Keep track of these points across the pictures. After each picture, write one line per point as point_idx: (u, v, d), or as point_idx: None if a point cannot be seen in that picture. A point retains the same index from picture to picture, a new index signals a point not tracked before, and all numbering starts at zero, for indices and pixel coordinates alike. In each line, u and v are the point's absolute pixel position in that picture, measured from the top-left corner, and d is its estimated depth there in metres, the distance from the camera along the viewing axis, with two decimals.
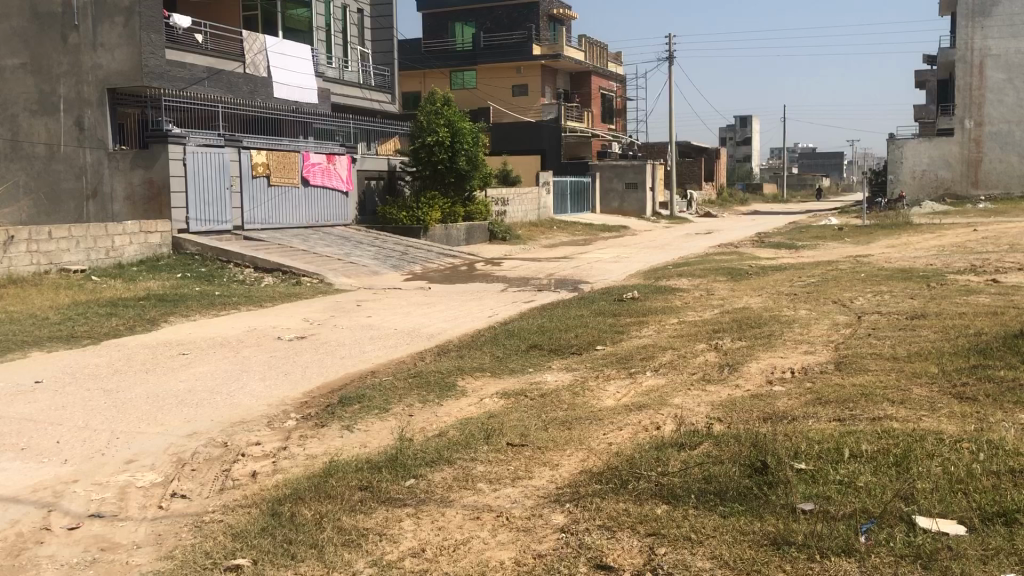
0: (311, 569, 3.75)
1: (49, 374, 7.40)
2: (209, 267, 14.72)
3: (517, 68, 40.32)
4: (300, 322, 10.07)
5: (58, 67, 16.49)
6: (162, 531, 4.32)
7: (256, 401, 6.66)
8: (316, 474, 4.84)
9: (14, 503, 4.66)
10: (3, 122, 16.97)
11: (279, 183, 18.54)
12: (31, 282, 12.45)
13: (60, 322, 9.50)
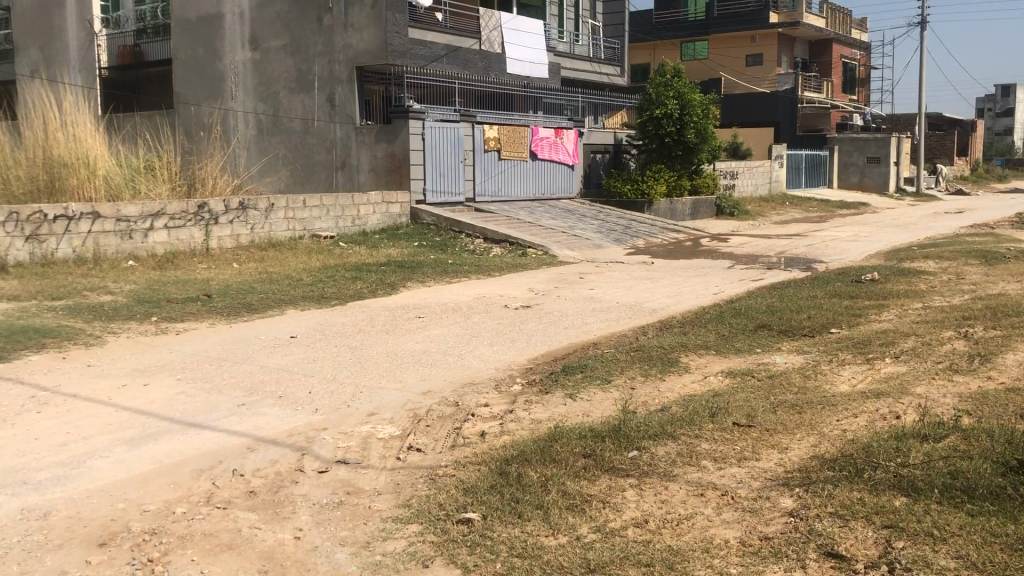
0: (537, 529, 3.87)
1: (301, 329, 8.11)
2: (443, 237, 15.44)
3: (752, 37, 38.76)
4: (525, 293, 10.34)
5: (313, 48, 17.77)
6: (400, 481, 4.63)
7: (484, 365, 6.94)
8: (542, 438, 4.98)
9: (273, 444, 5.16)
10: (266, 99, 18.66)
11: (509, 157, 19.06)
12: (287, 246, 13.64)
13: (312, 283, 10.32)
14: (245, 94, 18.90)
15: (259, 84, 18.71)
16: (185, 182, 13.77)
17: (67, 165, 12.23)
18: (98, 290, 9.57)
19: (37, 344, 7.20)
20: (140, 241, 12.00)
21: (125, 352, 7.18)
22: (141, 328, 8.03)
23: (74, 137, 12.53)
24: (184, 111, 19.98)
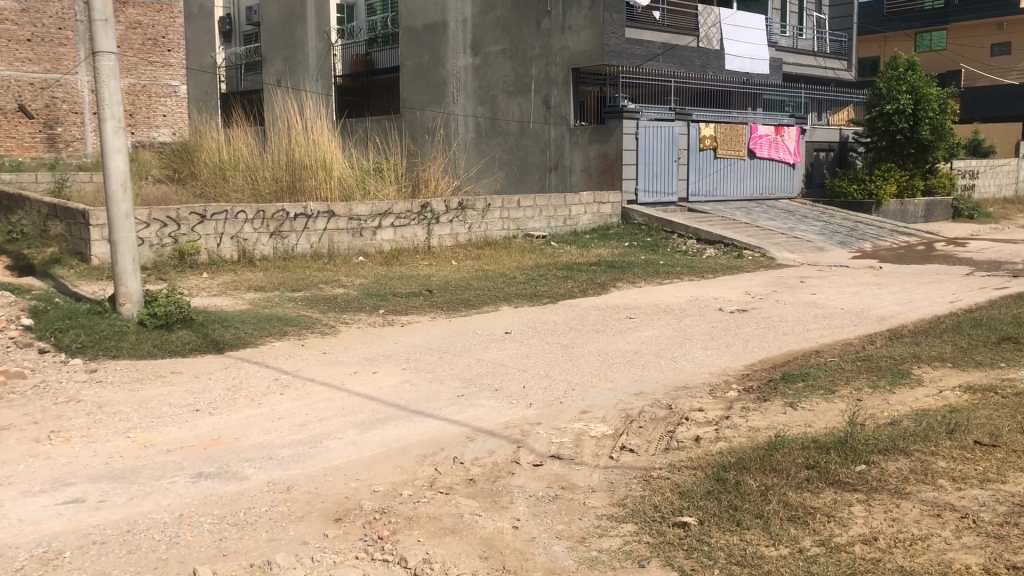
0: (757, 538, 3.77)
1: (515, 326, 8.32)
2: (655, 237, 15.35)
3: (999, 25, 35.75)
4: (740, 296, 10.08)
5: (531, 51, 18.15)
6: (614, 479, 4.65)
7: (699, 369, 6.83)
8: (761, 446, 4.83)
9: (491, 435, 5.32)
10: (485, 102, 19.33)
11: (725, 156, 18.62)
12: (502, 245, 14.05)
13: (525, 282, 10.56)
14: (467, 98, 19.68)
15: (479, 88, 19.40)
16: (410, 183, 14.48)
17: (306, 167, 13.24)
18: (332, 283, 10.28)
19: (280, 331, 7.84)
20: (369, 238, 12.77)
21: (355, 342, 7.67)
22: (370, 319, 8.55)
23: (313, 141, 13.53)
24: (410, 115, 21.10)
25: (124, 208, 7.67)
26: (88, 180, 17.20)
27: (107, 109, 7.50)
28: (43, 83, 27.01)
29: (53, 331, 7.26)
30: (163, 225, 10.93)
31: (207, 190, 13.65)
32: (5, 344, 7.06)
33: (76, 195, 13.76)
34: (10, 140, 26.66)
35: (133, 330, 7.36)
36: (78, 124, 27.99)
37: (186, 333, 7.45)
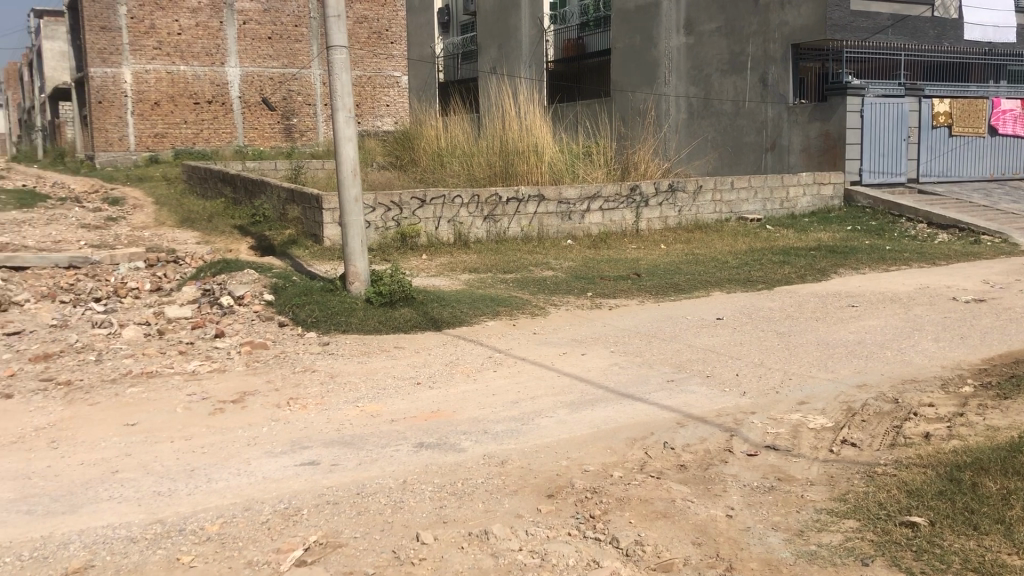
0: (997, 545, 3.49)
1: (727, 312, 8.13)
2: (880, 220, 14.64)
3: None
4: (978, 285, 9.31)
5: (748, 28, 17.52)
6: (834, 474, 4.46)
7: (930, 362, 6.38)
8: (1003, 447, 4.45)
9: (703, 422, 5.24)
10: (698, 82, 18.94)
11: (962, 134, 17.22)
12: (714, 228, 13.76)
13: (739, 267, 10.28)
14: (679, 79, 19.36)
15: (692, 68, 19.02)
16: (620, 166, 14.46)
17: (519, 153, 13.54)
18: (542, 266, 10.48)
19: (493, 311, 8.10)
20: (579, 221, 12.89)
21: (565, 323, 7.79)
22: (578, 302, 8.65)
23: (526, 126, 13.81)
24: (621, 98, 21.03)
25: (353, 193, 8.17)
26: (321, 167, 18.50)
27: (339, 100, 7.99)
28: (281, 78, 29.22)
29: (291, 306, 7.88)
30: (387, 209, 11.57)
31: (426, 175, 14.32)
32: (251, 318, 7.77)
33: (310, 181, 14.83)
34: (253, 132, 29.12)
35: (360, 307, 7.84)
36: (311, 115, 30.10)
37: (407, 310, 7.83)
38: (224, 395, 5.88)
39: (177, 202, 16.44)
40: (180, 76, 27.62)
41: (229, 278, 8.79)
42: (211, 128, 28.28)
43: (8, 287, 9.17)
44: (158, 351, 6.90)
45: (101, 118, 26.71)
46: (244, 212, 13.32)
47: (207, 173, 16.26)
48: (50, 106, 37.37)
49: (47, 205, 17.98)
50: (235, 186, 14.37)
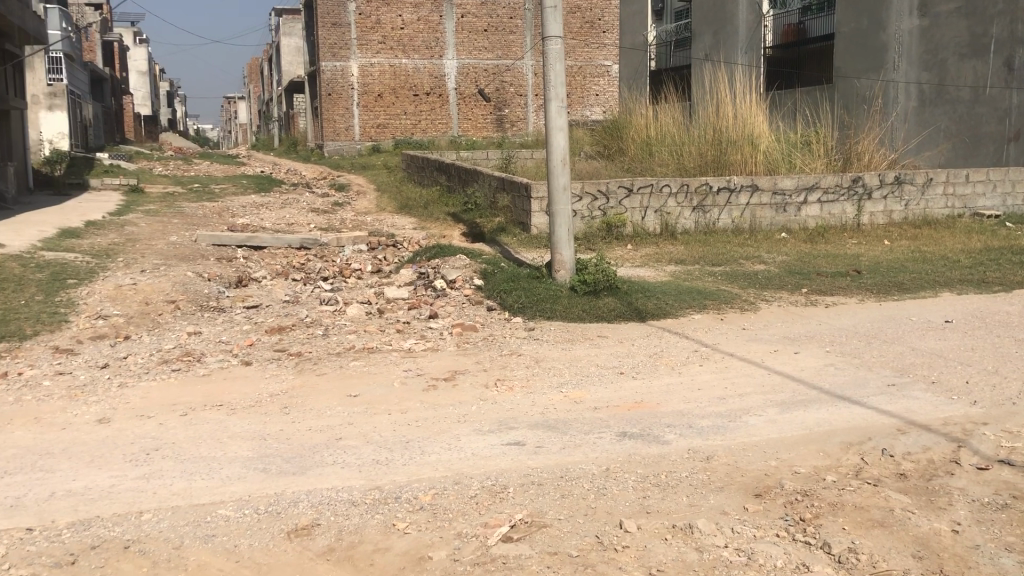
0: None
1: (958, 314, 7.57)
2: None
3: None
4: None
5: (992, 8, 16.32)
6: None
7: None
8: None
9: (927, 431, 4.92)
10: (931, 67, 17.70)
11: None
12: (944, 225, 12.78)
13: (971, 267, 9.52)
14: (909, 65, 18.13)
15: (925, 52, 17.77)
16: (841, 156, 13.73)
17: (731, 142, 13.19)
18: (753, 259, 10.18)
19: (700, 304, 7.97)
20: (794, 213, 12.39)
21: (776, 320, 7.54)
22: (791, 298, 8.32)
23: (740, 114, 13.43)
24: (843, 84, 19.86)
25: (562, 181, 8.27)
26: (531, 156, 18.87)
27: (552, 90, 8.10)
28: (495, 70, 29.97)
29: (500, 292, 8.11)
30: (594, 198, 11.68)
31: (634, 165, 14.31)
32: (462, 301, 8.08)
33: (520, 170, 15.18)
34: (467, 122, 30.10)
35: (565, 295, 7.95)
36: (522, 106, 30.52)
37: (612, 300, 7.85)
38: (437, 372, 6.18)
39: (397, 189, 17.32)
40: (402, 69, 29.14)
41: (443, 262, 9.20)
42: (428, 119, 29.60)
43: (248, 265, 10.05)
44: (378, 328, 7.33)
45: (330, 109, 28.85)
46: (457, 199, 13.86)
47: (424, 162, 17.00)
48: (287, 99, 40.35)
49: (282, 191, 19.50)
50: (450, 174, 14.93)
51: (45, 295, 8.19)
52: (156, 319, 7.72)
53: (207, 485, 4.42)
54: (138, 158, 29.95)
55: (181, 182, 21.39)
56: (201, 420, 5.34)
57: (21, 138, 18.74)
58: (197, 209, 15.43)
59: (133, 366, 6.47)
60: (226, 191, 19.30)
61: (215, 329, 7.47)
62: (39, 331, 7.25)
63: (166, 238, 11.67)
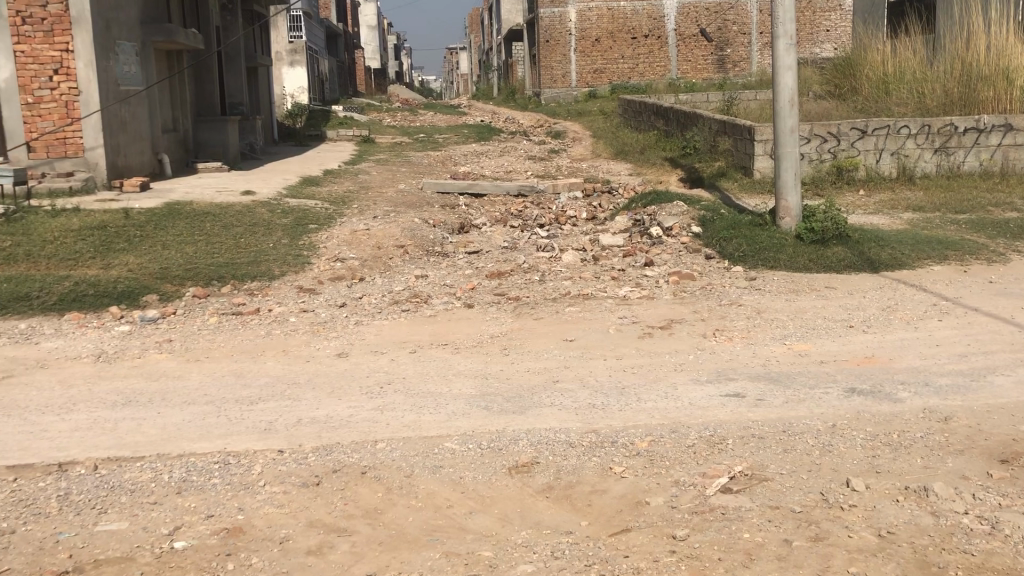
0: None
1: None
2: None
3: None
4: None
5: None
6: None
7: None
8: None
9: None
10: None
11: None
12: None
13: None
14: None
15: None
16: None
17: (982, 78, 12.03)
18: (1004, 207, 9.27)
19: (940, 255, 7.37)
20: None
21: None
22: None
23: (995, 47, 12.13)
24: None
25: (789, 123, 7.90)
26: (754, 98, 18.10)
27: (780, 27, 7.71)
28: (717, 9, 28.86)
29: (719, 240, 7.90)
30: (823, 140, 11.08)
31: (868, 104, 13.37)
32: (679, 249, 7.96)
33: (743, 112, 14.59)
34: (686, 64, 29.28)
35: (790, 243, 7.63)
36: (745, 45, 29.17)
37: (841, 249, 7.44)
38: (653, 320, 6.14)
39: (614, 135, 17.21)
40: (620, 12, 28.78)
41: (659, 210, 9.09)
42: (646, 61, 29.09)
43: (470, 212, 10.40)
44: (594, 276, 7.36)
45: (548, 56, 29.16)
46: (676, 144, 13.60)
47: (641, 107, 16.74)
48: (506, 46, 40.97)
49: (502, 139, 19.93)
50: (668, 118, 14.62)
51: (290, 238, 8.88)
52: (386, 263, 8.18)
53: (434, 419, 4.67)
54: (368, 110, 31.62)
55: (408, 131, 22.41)
56: (429, 357, 5.64)
57: (268, 94, 20.28)
58: (423, 158, 16.11)
59: (367, 306, 6.90)
60: (449, 139, 20.01)
61: (440, 273, 7.80)
62: (286, 272, 7.88)
63: (396, 186, 12.30)
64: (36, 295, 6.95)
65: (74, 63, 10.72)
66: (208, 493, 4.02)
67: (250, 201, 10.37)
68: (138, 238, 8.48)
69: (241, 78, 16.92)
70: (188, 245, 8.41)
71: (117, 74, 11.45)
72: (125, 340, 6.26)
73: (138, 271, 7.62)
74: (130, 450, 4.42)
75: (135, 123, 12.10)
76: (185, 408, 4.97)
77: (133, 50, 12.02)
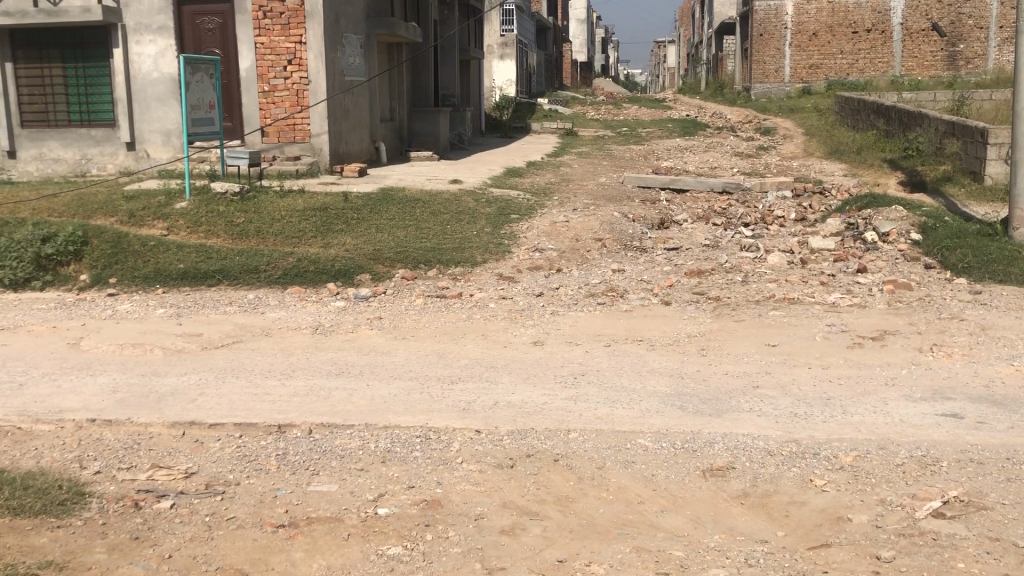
0: None
1: None
2: None
3: None
4: None
5: None
6: None
7: None
8: None
9: None
10: None
11: None
12: None
13: None
14: None
15: None
16: None
17: None
18: None
19: None
20: None
21: None
22: None
23: None
24: None
25: None
26: (989, 98, 16.73)
27: None
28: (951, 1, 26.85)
29: (941, 248, 7.39)
30: None
31: None
32: (895, 256, 7.53)
33: (975, 113, 13.53)
34: (912, 60, 27.41)
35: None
36: (982, 40, 26.94)
37: None
38: (864, 330, 5.84)
39: (828, 133, 16.42)
40: (841, 5, 27.47)
41: (875, 214, 8.64)
42: (867, 57, 27.60)
43: (671, 207, 10.29)
44: (800, 279, 7.09)
45: (760, 50, 28.48)
46: (896, 144, 12.81)
47: (860, 104, 15.86)
48: (717, 41, 40.05)
49: (707, 134, 19.51)
50: (890, 118, 13.78)
51: (493, 227, 9.14)
52: (585, 255, 8.24)
53: (629, 414, 4.68)
54: (573, 103, 31.90)
55: (612, 125, 22.41)
56: (624, 352, 5.65)
57: (478, 85, 20.91)
58: (625, 151, 16.10)
59: (565, 297, 6.98)
60: (653, 133, 19.85)
61: (638, 268, 7.78)
62: (488, 259, 8.12)
63: (597, 179, 12.37)
64: (265, 267, 7.55)
65: (306, 55, 11.50)
66: (410, 464, 4.23)
67: (457, 190, 10.75)
68: (354, 220, 9.00)
69: (454, 71, 17.53)
70: (398, 229, 8.85)
71: (343, 64, 12.17)
72: (339, 314, 6.68)
73: (354, 251, 8.10)
74: (341, 418, 4.72)
75: (357, 112, 12.85)
76: (392, 382, 5.25)
77: (358, 42, 12.73)
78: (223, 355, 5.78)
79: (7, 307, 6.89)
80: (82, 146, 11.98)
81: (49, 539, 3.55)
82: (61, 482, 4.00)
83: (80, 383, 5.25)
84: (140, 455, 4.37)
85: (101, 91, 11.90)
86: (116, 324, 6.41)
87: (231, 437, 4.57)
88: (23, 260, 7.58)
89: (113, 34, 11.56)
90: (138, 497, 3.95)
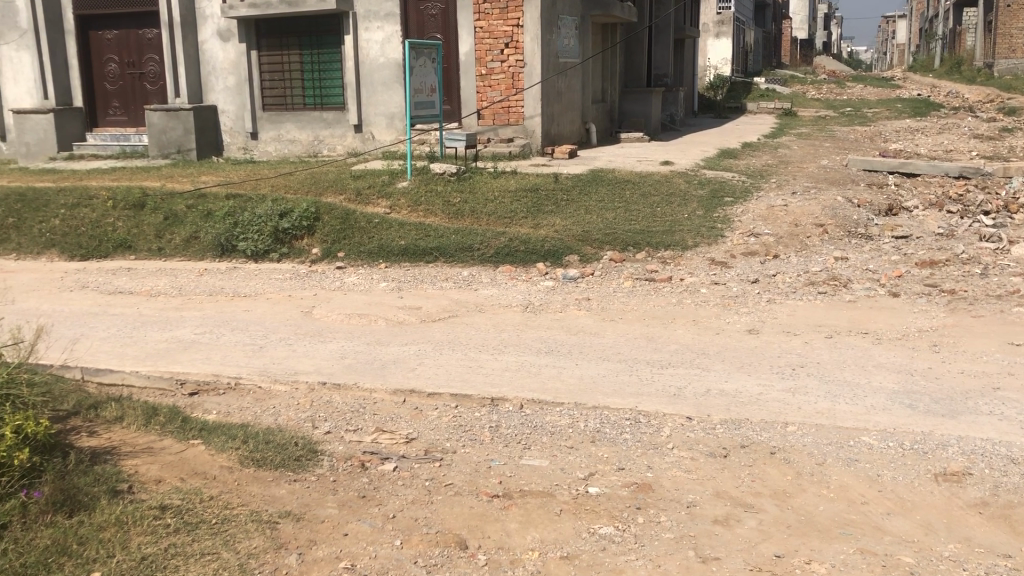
0: None
1: None
2: None
3: None
4: None
5: None
6: None
7: None
8: None
9: None
10: None
11: None
12: None
13: None
14: None
15: None
16: None
17: None
18: None
19: None
20: None
21: None
22: None
23: None
24: None
25: None
26: None
27: None
28: None
29: None
30: None
31: None
32: None
33: None
34: None
35: None
36: None
37: None
38: None
39: None
40: None
41: None
42: None
43: (901, 193, 9.65)
44: None
45: (1008, 22, 26.83)
46: None
47: None
48: (956, 13, 37.04)
49: (942, 115, 18.10)
50: None
51: (706, 210, 8.94)
52: (803, 241, 7.90)
53: (852, 410, 4.45)
54: (792, 81, 30.57)
55: (834, 105, 21.29)
56: (847, 344, 5.37)
57: (692, 65, 20.49)
58: (848, 133, 15.26)
59: (782, 284, 6.72)
60: (879, 114, 18.67)
61: (863, 256, 7.36)
62: (699, 243, 7.96)
63: (817, 161, 11.80)
64: (478, 245, 7.79)
65: (522, 38, 11.70)
66: (620, 446, 4.24)
67: (668, 172, 10.60)
68: (565, 201, 9.10)
69: (667, 51, 17.26)
70: (609, 211, 8.85)
71: (558, 46, 12.28)
72: (549, 294, 6.79)
73: (564, 231, 8.19)
74: (552, 395, 4.79)
75: (569, 94, 12.95)
76: (602, 363, 5.28)
77: (573, 24, 12.80)
78: (440, 328, 6.02)
79: (249, 276, 7.51)
80: (314, 128, 12.83)
81: (287, 491, 3.84)
82: (297, 439, 4.32)
83: (313, 349, 5.65)
84: (365, 419, 4.64)
85: (332, 76, 12.71)
86: (344, 295, 6.83)
87: (447, 407, 4.76)
88: (263, 233, 8.21)
89: (345, 21, 12.30)
90: (364, 458, 4.20)
